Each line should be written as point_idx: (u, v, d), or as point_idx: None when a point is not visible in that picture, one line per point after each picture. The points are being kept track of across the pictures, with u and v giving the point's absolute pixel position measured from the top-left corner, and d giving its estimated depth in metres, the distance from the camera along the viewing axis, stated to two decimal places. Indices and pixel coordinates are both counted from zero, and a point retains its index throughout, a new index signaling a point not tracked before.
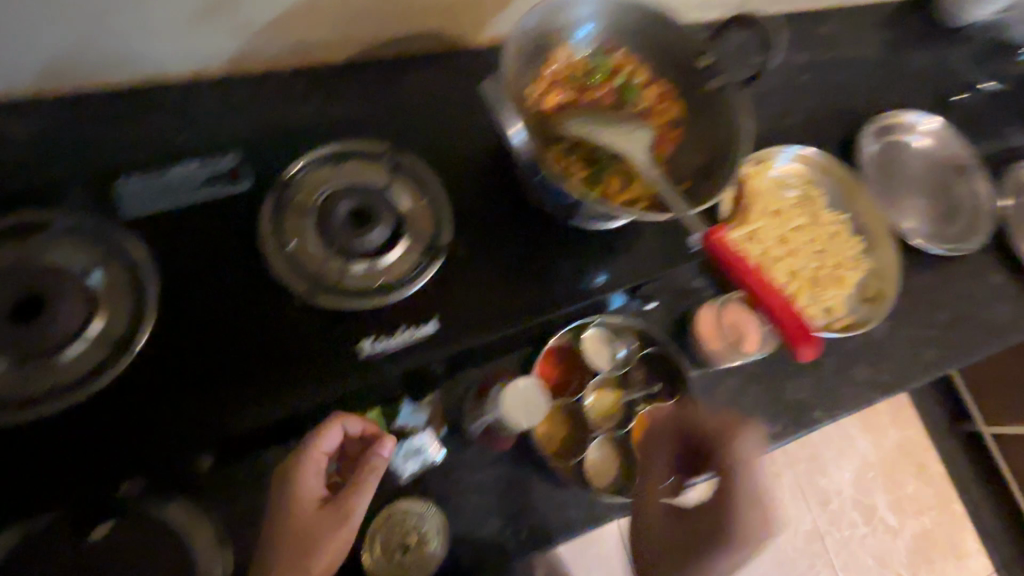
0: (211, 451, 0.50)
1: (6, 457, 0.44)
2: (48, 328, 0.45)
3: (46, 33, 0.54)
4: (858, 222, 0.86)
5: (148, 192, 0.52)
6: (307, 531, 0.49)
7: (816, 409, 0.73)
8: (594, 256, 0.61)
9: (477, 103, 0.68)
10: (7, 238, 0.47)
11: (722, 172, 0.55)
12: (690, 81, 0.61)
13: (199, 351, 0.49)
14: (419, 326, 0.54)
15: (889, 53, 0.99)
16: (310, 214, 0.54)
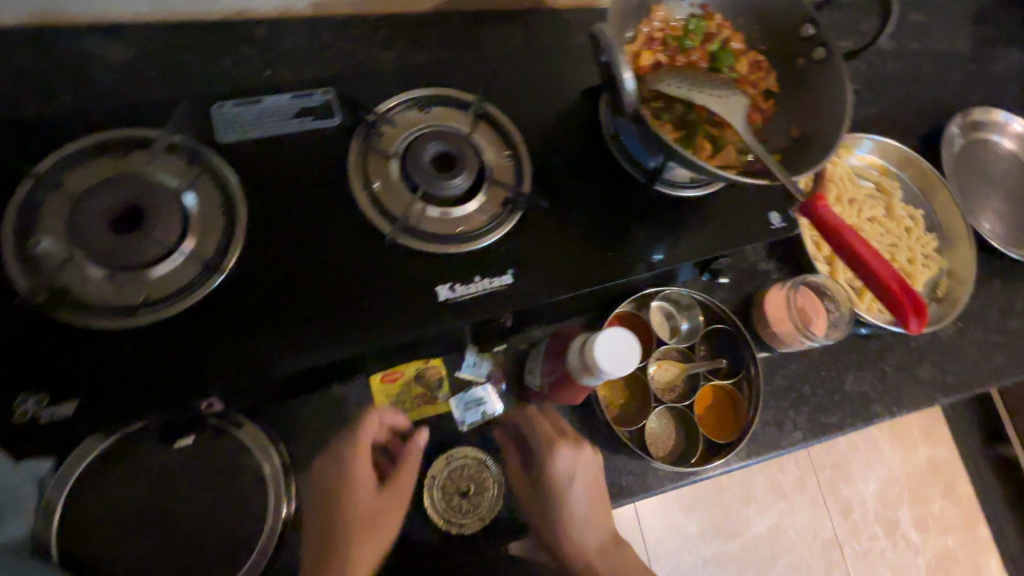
0: (287, 379, 0.51)
1: (99, 360, 0.45)
2: (147, 241, 0.46)
3: None
4: (933, 219, 0.83)
5: (243, 120, 0.53)
6: (368, 515, 0.53)
7: (876, 404, 0.71)
8: (672, 224, 0.60)
9: (561, 58, 0.66)
10: (114, 155, 0.49)
11: (820, 144, 0.53)
12: (793, 50, 0.59)
13: (284, 279, 0.50)
14: (496, 276, 0.54)
15: (978, 49, 0.95)
16: (397, 156, 0.55)
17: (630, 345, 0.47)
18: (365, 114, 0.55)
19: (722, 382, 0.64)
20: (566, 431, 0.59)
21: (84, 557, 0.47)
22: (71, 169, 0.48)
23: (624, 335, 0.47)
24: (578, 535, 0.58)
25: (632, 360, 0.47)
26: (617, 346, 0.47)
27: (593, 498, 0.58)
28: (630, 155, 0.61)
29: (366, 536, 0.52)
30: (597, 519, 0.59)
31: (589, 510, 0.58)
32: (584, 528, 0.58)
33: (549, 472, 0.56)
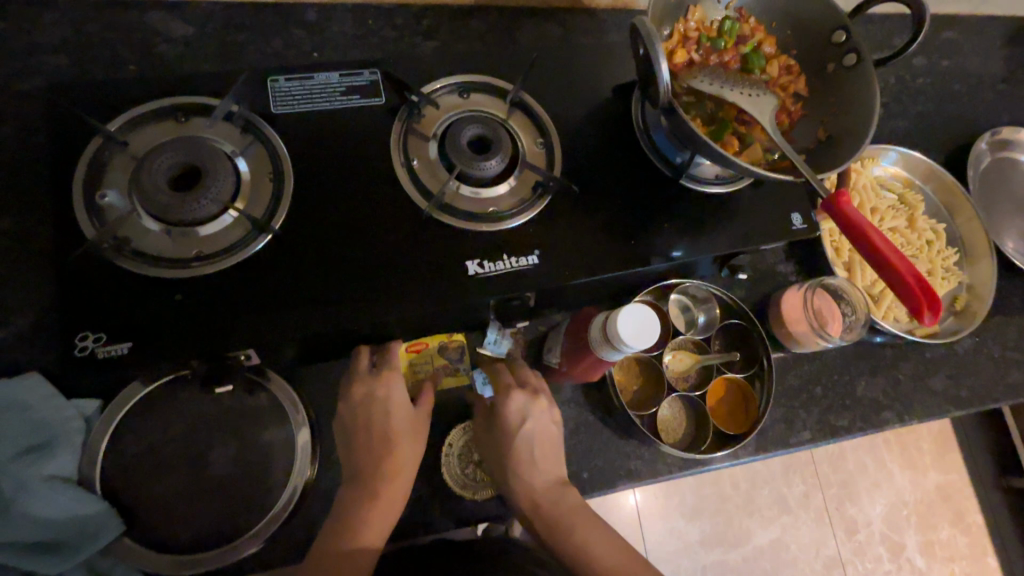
0: (319, 340, 0.54)
1: (151, 306, 0.48)
2: (200, 199, 0.49)
3: None
4: (954, 234, 0.84)
5: (295, 95, 0.56)
6: (396, 432, 0.54)
7: (887, 411, 0.72)
8: (695, 218, 0.62)
9: (597, 51, 0.68)
10: (175, 119, 0.53)
11: (845, 146, 0.55)
12: (824, 55, 0.60)
13: (323, 244, 0.53)
14: (523, 256, 0.56)
15: (1011, 70, 0.95)
16: (436, 136, 0.58)
17: (651, 321, 0.49)
18: (408, 94, 0.58)
19: (734, 375, 0.66)
20: (528, 381, 0.60)
21: (123, 492, 0.50)
22: (135, 130, 0.52)
23: (645, 311, 0.50)
24: (527, 476, 0.56)
25: (654, 335, 0.49)
26: (638, 322, 0.49)
27: (542, 443, 0.58)
28: (659, 150, 0.63)
29: (400, 451, 0.54)
30: (547, 466, 0.57)
31: (537, 454, 0.57)
32: (534, 472, 0.56)
33: (499, 410, 0.57)
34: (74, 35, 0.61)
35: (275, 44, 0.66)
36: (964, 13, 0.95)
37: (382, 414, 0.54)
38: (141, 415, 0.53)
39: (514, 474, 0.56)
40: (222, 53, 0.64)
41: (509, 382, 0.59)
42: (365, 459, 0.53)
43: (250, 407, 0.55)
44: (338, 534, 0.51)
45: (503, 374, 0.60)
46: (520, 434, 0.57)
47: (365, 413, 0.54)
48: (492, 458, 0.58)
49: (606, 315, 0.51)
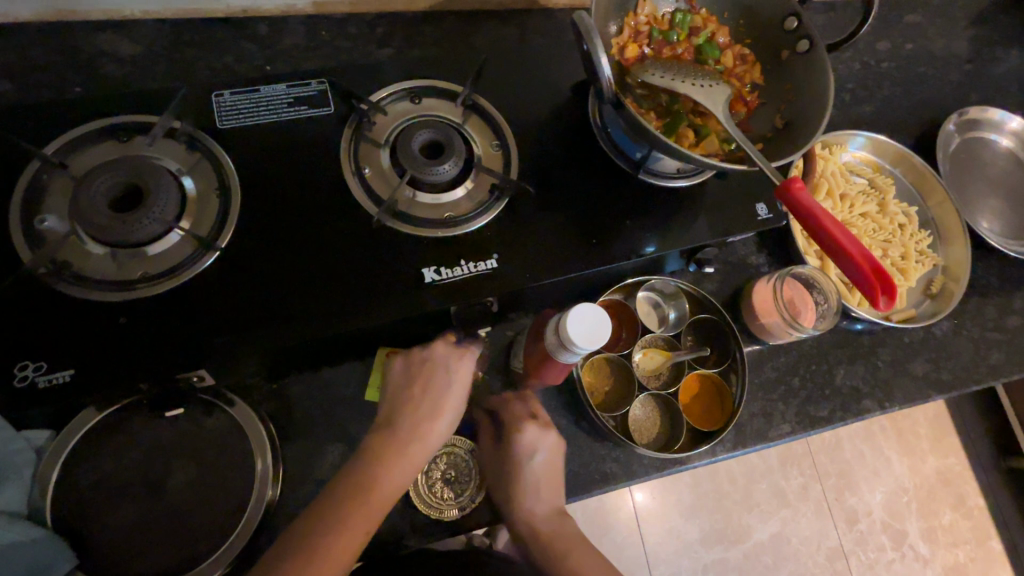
0: (274, 357, 0.53)
1: (92, 330, 0.47)
2: (144, 220, 0.48)
3: None
4: (926, 216, 0.83)
5: (240, 108, 0.55)
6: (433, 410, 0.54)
7: (867, 399, 0.71)
8: (657, 214, 0.61)
9: (553, 50, 0.67)
10: (116, 140, 0.52)
11: (801, 133, 0.54)
12: (778, 42, 0.60)
13: (271, 258, 0.51)
14: (481, 261, 0.55)
15: (976, 51, 0.95)
16: (387, 143, 0.57)
17: (599, 320, 0.49)
18: (356, 103, 0.57)
19: (707, 370, 0.64)
20: (539, 413, 0.60)
21: (78, 524, 0.49)
22: (76, 152, 0.51)
23: (593, 311, 0.49)
24: (528, 506, 0.57)
25: (606, 333, 0.49)
26: (588, 322, 0.49)
27: (547, 476, 0.58)
28: (618, 147, 0.62)
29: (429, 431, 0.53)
30: (549, 497, 0.58)
31: (541, 486, 0.58)
32: (535, 499, 0.57)
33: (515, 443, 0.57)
34: (17, 59, 0.60)
35: (224, 59, 0.65)
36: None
37: (444, 385, 0.55)
38: (93, 442, 0.51)
39: (517, 499, 0.57)
40: (170, 70, 0.63)
41: (524, 413, 0.59)
42: (413, 422, 0.53)
43: (208, 429, 0.54)
44: (357, 492, 0.49)
45: (515, 409, 0.60)
46: (528, 470, 0.57)
47: (425, 387, 0.54)
48: (490, 478, 0.59)
49: (556, 317, 0.51)
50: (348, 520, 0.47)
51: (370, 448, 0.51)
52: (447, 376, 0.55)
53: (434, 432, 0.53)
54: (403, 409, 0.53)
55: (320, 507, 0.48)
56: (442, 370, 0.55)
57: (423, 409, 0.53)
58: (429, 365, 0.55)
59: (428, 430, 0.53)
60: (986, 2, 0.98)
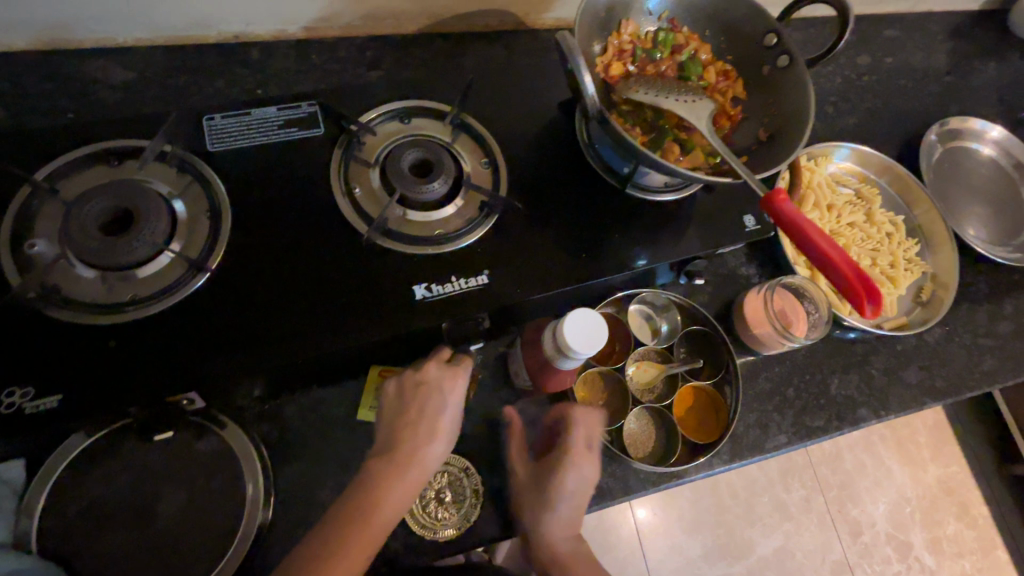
0: (265, 378, 0.53)
1: (81, 354, 0.47)
2: (135, 242, 0.48)
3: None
4: (913, 225, 0.84)
5: (231, 131, 0.56)
6: (430, 432, 0.53)
7: (863, 407, 0.71)
8: (646, 227, 0.62)
9: (540, 68, 0.69)
10: (108, 164, 0.53)
11: (784, 144, 0.55)
12: (759, 57, 0.61)
13: (263, 278, 0.52)
14: (472, 277, 0.55)
15: (953, 63, 0.97)
16: (376, 163, 0.57)
17: (593, 322, 0.50)
18: (346, 124, 0.58)
19: (702, 382, 0.65)
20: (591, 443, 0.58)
21: (64, 554, 0.48)
22: (67, 178, 0.52)
23: (586, 314, 0.50)
24: (552, 530, 0.56)
25: (602, 334, 0.50)
26: (584, 324, 0.50)
27: (578, 504, 0.57)
28: (605, 163, 0.63)
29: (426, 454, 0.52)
30: (571, 522, 0.58)
31: (568, 513, 0.57)
32: (560, 525, 0.57)
33: (561, 473, 0.56)
34: (11, 87, 0.61)
35: (216, 83, 0.66)
36: (902, 11, 0.97)
37: (440, 407, 0.54)
38: (80, 468, 0.50)
39: (543, 529, 0.56)
40: (163, 95, 0.64)
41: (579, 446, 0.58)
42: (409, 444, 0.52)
43: (199, 452, 0.53)
44: (353, 517, 0.48)
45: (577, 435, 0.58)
46: (569, 496, 0.57)
47: (421, 411, 0.53)
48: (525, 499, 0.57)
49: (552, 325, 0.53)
50: (349, 543, 0.47)
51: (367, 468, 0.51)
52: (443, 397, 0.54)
53: (427, 455, 0.52)
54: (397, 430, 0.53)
55: (318, 526, 0.48)
56: (437, 392, 0.54)
57: (417, 431, 0.53)
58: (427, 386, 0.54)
59: (424, 454, 0.52)
60: (961, 17, 1.01)
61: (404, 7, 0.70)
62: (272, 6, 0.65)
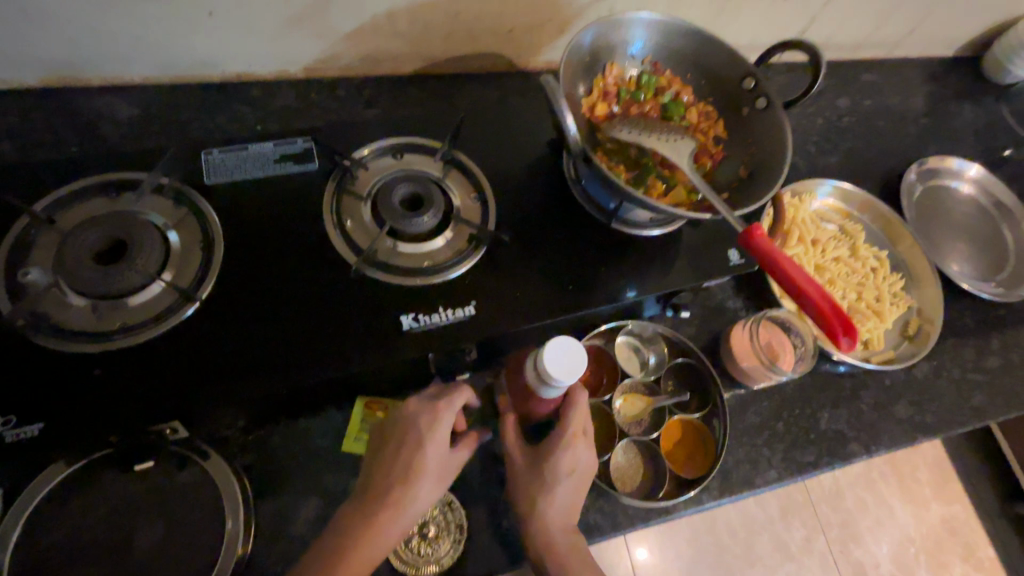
0: (251, 407, 0.53)
1: (67, 382, 0.47)
2: (128, 271, 0.49)
3: (151, 40, 0.63)
4: (898, 260, 0.86)
5: (228, 165, 0.58)
6: (413, 465, 0.52)
7: (854, 442, 0.70)
8: (632, 260, 0.63)
9: (529, 109, 0.72)
10: (106, 196, 0.54)
11: (762, 181, 0.57)
12: (737, 101, 0.65)
13: (253, 307, 0.52)
14: (459, 308, 0.56)
15: (931, 107, 1.01)
16: (368, 197, 0.59)
17: (574, 351, 0.50)
18: (340, 160, 0.60)
19: (690, 415, 0.65)
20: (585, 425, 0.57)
21: None
22: (65, 209, 0.53)
23: (567, 344, 0.51)
24: (547, 521, 0.54)
25: (581, 365, 0.50)
26: (563, 354, 0.50)
27: (574, 490, 0.55)
28: (592, 198, 0.65)
29: (410, 490, 0.51)
30: (567, 513, 0.55)
31: (562, 505, 0.55)
32: (556, 513, 0.54)
33: (552, 456, 0.54)
34: (19, 121, 0.63)
35: (218, 119, 0.69)
36: (881, 57, 1.02)
37: (424, 438, 0.52)
38: (59, 499, 0.50)
39: (538, 518, 0.54)
40: (166, 130, 0.67)
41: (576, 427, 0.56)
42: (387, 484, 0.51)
43: (180, 483, 0.52)
44: (333, 552, 0.47)
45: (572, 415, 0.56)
46: (563, 478, 0.55)
47: (402, 448, 0.52)
48: (521, 486, 0.55)
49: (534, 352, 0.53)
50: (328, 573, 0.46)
51: (347, 511, 0.50)
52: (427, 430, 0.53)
53: (411, 493, 0.50)
54: (376, 470, 0.52)
55: (296, 574, 0.47)
56: (419, 426, 0.53)
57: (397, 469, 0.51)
58: (408, 423, 0.54)
59: (410, 490, 0.50)
60: (937, 64, 1.06)
61: (402, 51, 0.73)
62: (275, 49, 0.68)
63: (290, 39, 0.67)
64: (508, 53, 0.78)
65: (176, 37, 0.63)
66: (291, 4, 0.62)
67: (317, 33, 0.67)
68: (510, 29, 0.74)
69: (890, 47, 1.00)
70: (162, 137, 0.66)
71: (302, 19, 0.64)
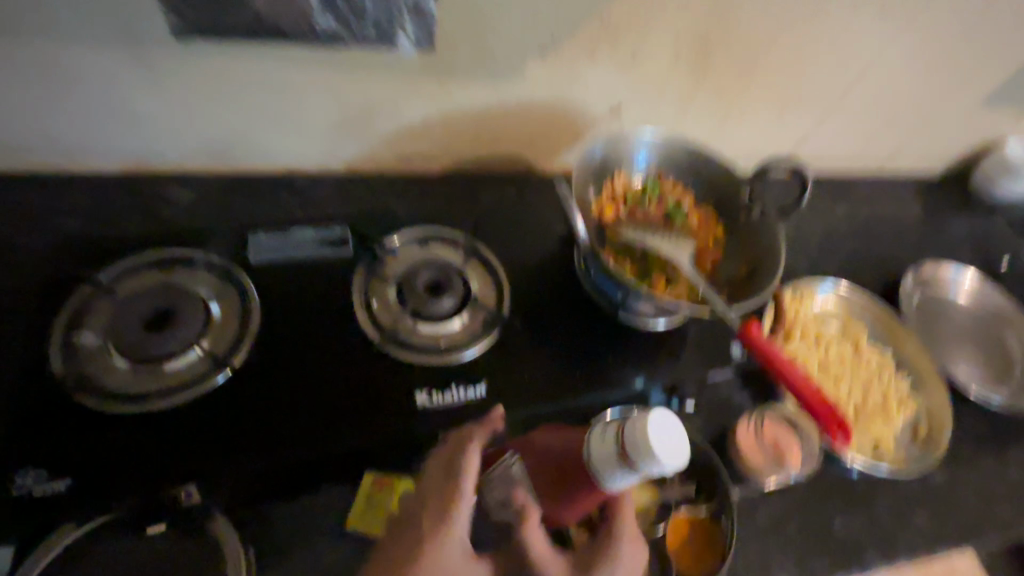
0: (264, 478, 0.54)
1: (98, 442, 0.50)
2: (170, 338, 0.54)
3: (214, 132, 0.70)
4: (903, 361, 0.87)
5: (273, 246, 0.65)
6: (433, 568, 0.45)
7: (870, 551, 0.68)
8: (639, 350, 0.66)
9: (544, 209, 0.79)
10: (160, 269, 0.60)
11: (761, 282, 0.63)
12: (734, 207, 0.71)
13: (278, 377, 0.56)
14: (472, 387, 0.59)
15: (925, 218, 1.07)
16: (391, 280, 0.64)
17: (684, 429, 0.45)
18: (371, 247, 0.67)
19: (697, 512, 0.65)
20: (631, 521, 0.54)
21: None
22: (122, 279, 0.59)
23: (673, 419, 0.45)
24: None
25: (688, 443, 0.45)
26: (675, 436, 0.44)
27: None
28: (602, 292, 0.68)
29: None
30: None
31: None
32: None
33: (611, 558, 0.51)
34: None
35: None
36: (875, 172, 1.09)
37: (439, 532, 0.47)
38: (62, 565, 0.50)
39: None
40: None
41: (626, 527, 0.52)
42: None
43: (181, 555, 0.52)
44: None
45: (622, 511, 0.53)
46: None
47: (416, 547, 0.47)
48: None
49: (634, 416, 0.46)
50: None
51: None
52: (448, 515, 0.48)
53: None
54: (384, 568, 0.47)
55: None
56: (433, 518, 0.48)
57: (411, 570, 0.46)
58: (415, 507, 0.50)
59: None
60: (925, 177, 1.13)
61: (433, 153, 0.81)
62: (324, 148, 0.76)
63: (337, 138, 0.75)
64: (533, 156, 0.85)
65: (241, 134, 0.71)
66: (344, 108, 0.71)
67: (361, 134, 0.75)
68: (535, 135, 0.82)
69: (882, 162, 1.07)
70: (206, 212, 0.70)
71: (351, 121, 0.73)
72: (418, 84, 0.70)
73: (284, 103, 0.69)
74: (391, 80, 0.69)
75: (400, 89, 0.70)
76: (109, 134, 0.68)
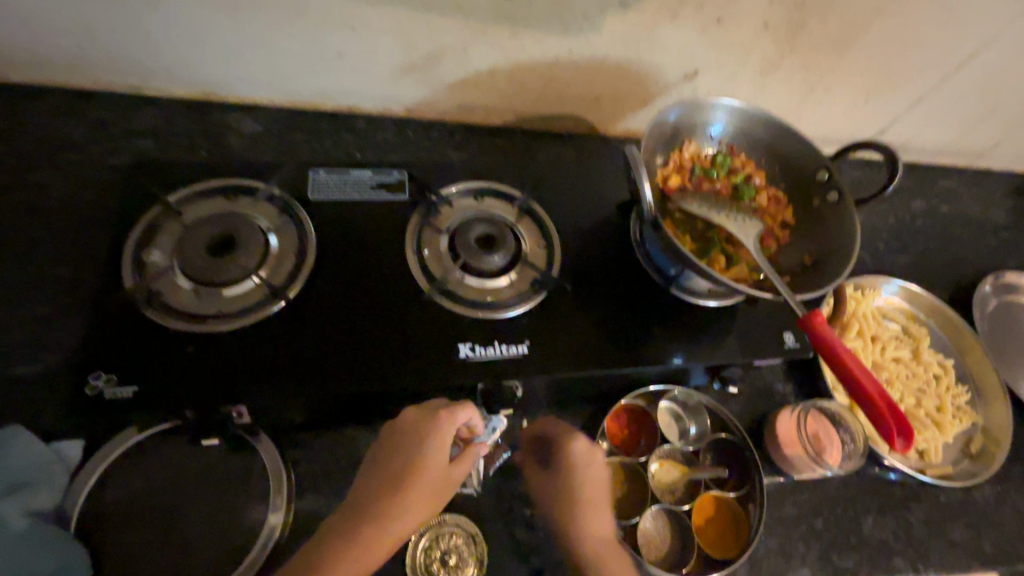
0: (293, 411, 0.57)
1: (158, 360, 0.52)
2: (232, 266, 0.57)
3: (282, 66, 0.70)
4: (961, 370, 0.83)
5: (335, 182, 0.68)
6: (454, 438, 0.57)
7: (901, 557, 0.67)
8: (703, 325, 0.65)
9: (613, 168, 0.79)
10: (225, 194, 0.63)
11: (821, 268, 0.66)
12: (807, 192, 0.73)
13: (333, 318, 0.58)
14: (513, 345, 0.59)
15: (1012, 221, 0.98)
16: (446, 230, 0.65)
17: None
18: (428, 194, 0.67)
19: (724, 493, 0.65)
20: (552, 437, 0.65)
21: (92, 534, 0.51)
22: (193, 201, 0.62)
23: None
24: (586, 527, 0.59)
25: None
26: None
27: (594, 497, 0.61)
28: (654, 264, 0.68)
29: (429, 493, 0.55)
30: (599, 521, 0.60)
31: (587, 509, 0.60)
32: (593, 521, 0.59)
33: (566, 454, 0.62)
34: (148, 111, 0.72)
35: (325, 143, 0.74)
36: (963, 165, 1.00)
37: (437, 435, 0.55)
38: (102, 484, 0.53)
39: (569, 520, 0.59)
40: (279, 146, 0.72)
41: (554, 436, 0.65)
42: (398, 525, 0.53)
43: (234, 464, 0.57)
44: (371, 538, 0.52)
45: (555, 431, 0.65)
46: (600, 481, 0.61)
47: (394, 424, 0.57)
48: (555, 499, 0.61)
49: None
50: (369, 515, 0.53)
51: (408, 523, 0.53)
52: (399, 323, 0.58)
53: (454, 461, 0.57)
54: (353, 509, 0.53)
55: (310, 553, 0.51)
56: (371, 334, 0.57)
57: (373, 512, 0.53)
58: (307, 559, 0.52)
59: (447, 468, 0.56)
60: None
61: (495, 103, 0.78)
62: (379, 87, 0.74)
63: (406, 80, 0.73)
64: (598, 118, 0.83)
65: (303, 70, 0.71)
66: (408, 54, 0.69)
67: (429, 77, 0.73)
68: (598, 94, 0.78)
69: (973, 156, 0.98)
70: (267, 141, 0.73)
71: (415, 65, 0.71)
72: (489, 30, 0.67)
73: (349, 39, 0.67)
74: (459, 25, 0.66)
75: (469, 36, 0.67)
76: (164, 49, 0.66)
